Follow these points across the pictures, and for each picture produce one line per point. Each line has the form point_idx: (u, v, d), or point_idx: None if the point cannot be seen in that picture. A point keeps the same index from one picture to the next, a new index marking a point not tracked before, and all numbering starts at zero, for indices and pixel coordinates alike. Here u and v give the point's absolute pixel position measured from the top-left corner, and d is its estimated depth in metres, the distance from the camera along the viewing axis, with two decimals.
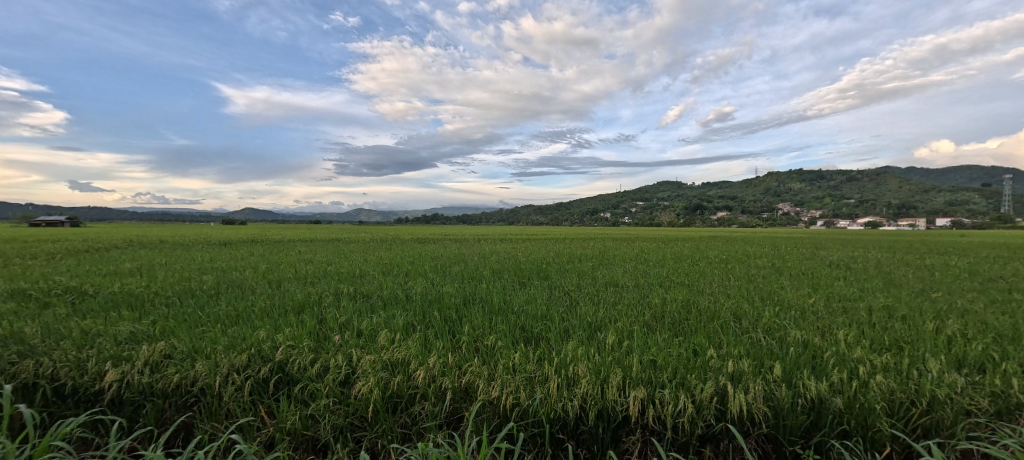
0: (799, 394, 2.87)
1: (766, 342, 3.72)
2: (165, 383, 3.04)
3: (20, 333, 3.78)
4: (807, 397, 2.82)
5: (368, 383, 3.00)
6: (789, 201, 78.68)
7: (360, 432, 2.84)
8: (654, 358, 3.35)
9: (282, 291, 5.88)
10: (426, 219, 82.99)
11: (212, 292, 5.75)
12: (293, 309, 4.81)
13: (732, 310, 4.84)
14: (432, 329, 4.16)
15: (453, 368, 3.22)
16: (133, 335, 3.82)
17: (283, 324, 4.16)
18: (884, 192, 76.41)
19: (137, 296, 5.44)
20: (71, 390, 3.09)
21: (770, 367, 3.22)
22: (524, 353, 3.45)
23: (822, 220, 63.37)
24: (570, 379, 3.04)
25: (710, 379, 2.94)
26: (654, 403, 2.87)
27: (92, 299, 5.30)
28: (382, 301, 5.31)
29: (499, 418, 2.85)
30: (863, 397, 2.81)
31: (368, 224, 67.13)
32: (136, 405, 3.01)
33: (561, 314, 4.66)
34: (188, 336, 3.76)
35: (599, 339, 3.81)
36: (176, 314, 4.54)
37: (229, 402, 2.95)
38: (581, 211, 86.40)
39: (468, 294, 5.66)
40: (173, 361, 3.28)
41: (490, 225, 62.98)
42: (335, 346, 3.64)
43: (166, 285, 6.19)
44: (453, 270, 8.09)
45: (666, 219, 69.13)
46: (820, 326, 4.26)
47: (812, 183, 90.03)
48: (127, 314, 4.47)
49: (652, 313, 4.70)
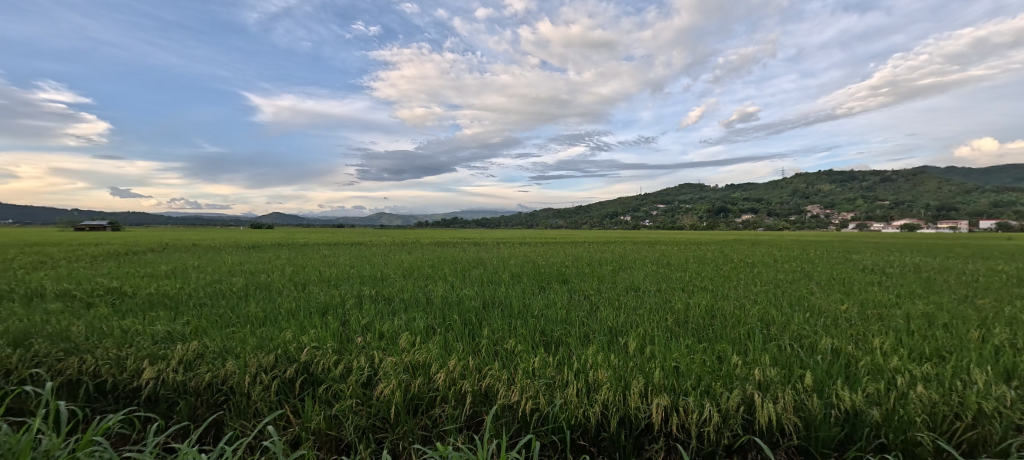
0: (832, 404, 2.81)
1: (794, 350, 3.65)
2: (198, 382, 3.19)
3: (67, 330, 3.99)
4: (840, 408, 2.76)
5: (390, 384, 3.08)
6: (819, 203, 76.12)
7: (382, 433, 2.91)
8: (677, 365, 3.32)
9: (308, 293, 6.06)
10: (445, 223, 83.86)
11: (242, 294, 5.96)
12: (318, 311, 4.97)
13: (758, 316, 4.76)
14: (453, 332, 4.22)
15: (473, 372, 3.27)
16: (169, 335, 4.00)
17: (308, 326, 4.28)
18: (922, 193, 73.13)
19: (172, 297, 5.69)
20: (112, 386, 3.24)
21: (799, 376, 3.15)
22: (544, 357, 3.47)
23: (855, 222, 61.13)
24: (591, 384, 3.06)
25: (736, 389, 2.91)
26: (677, 411, 2.84)
27: (130, 299, 5.55)
28: (404, 304, 5.40)
29: (518, 423, 2.89)
30: (901, 409, 2.72)
31: (388, 228, 68.49)
32: (170, 402, 3.16)
33: (581, 318, 4.66)
34: (218, 336, 3.93)
35: (620, 344, 3.80)
36: (208, 315, 4.74)
37: (257, 401, 3.07)
38: (602, 215, 85.67)
39: (488, 297, 5.71)
40: (206, 360, 3.43)
41: (507, 229, 63.47)
42: (357, 347, 3.74)
43: (199, 287, 6.41)
44: (472, 274, 8.20)
45: (688, 222, 68.02)
46: (853, 333, 4.14)
47: (842, 185, 87.42)
48: (164, 315, 4.67)
49: (675, 319, 4.65)
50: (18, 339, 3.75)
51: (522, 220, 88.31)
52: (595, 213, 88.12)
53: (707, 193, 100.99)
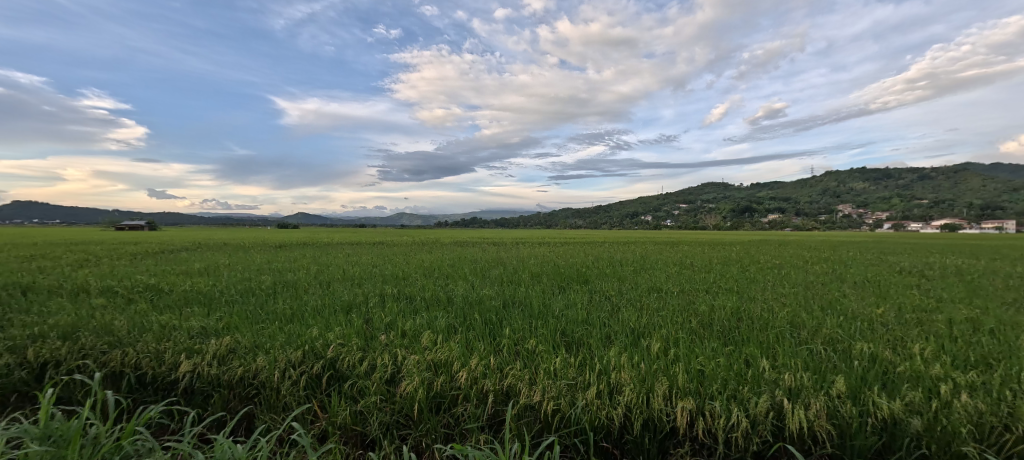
0: (868, 412, 2.72)
1: (827, 355, 3.53)
2: (231, 375, 3.30)
3: (110, 325, 4.18)
4: (878, 416, 2.66)
5: (413, 382, 3.12)
6: (850, 202, 73.54)
7: (406, 430, 2.96)
8: (702, 368, 3.26)
9: (332, 291, 6.19)
10: (465, 223, 84.32)
11: (270, 292, 6.13)
12: (342, 309, 5.07)
13: (787, 319, 4.63)
14: (474, 331, 4.24)
15: (495, 371, 3.28)
16: (203, 330, 4.15)
17: (333, 323, 4.37)
18: (963, 192, 69.82)
19: (205, 294, 5.89)
20: (151, 378, 3.37)
21: (832, 382, 3.05)
22: (565, 358, 3.46)
23: (889, 222, 58.80)
24: (614, 386, 3.03)
25: (764, 393, 2.84)
26: (704, 415, 2.80)
27: (167, 295, 5.78)
28: (425, 303, 5.46)
29: (540, 423, 2.89)
30: (944, 420, 2.60)
31: (409, 227, 69.31)
32: (205, 394, 3.28)
33: (602, 319, 4.62)
34: (249, 332, 4.05)
35: (643, 346, 3.75)
36: (239, 311, 4.89)
37: (286, 395, 3.16)
38: (623, 215, 84.82)
39: (508, 297, 5.73)
40: (238, 355, 3.54)
41: (527, 229, 63.40)
42: (381, 345, 3.80)
43: (230, 285, 6.62)
44: (492, 273, 8.22)
45: (712, 222, 66.61)
46: (890, 338, 3.98)
47: (876, 183, 84.18)
48: (198, 311, 4.84)
49: (699, 321, 4.56)
50: (66, 332, 3.95)
51: (543, 220, 88.09)
52: (616, 213, 87.21)
53: (732, 192, 98.71)
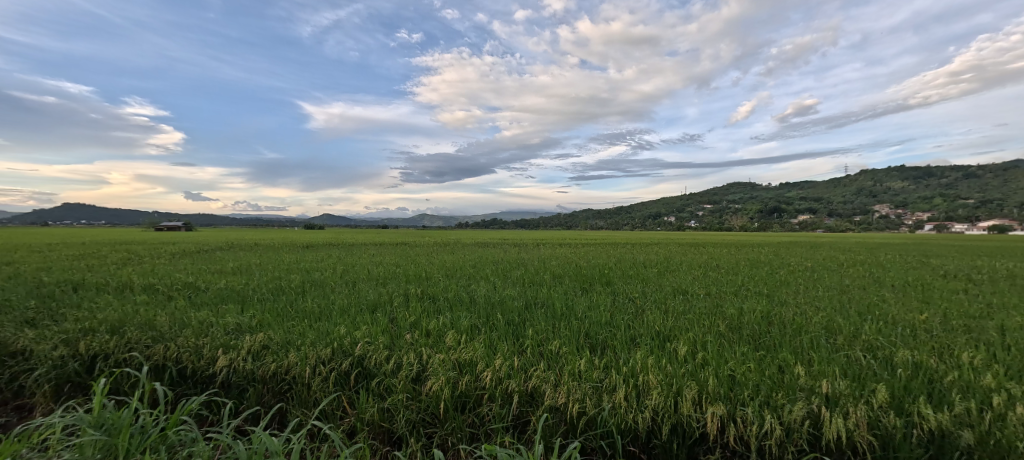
0: (913, 423, 2.60)
1: (866, 362, 3.40)
2: (264, 370, 3.40)
3: (153, 320, 4.37)
4: (924, 428, 2.54)
5: (438, 381, 3.14)
6: (887, 202, 70.55)
7: (432, 428, 2.99)
8: (733, 373, 3.18)
9: (358, 290, 6.32)
10: (487, 223, 84.68)
11: (299, 290, 6.29)
12: (368, 308, 5.17)
13: (821, 324, 4.48)
14: (497, 331, 4.25)
15: (520, 372, 3.28)
16: (238, 326, 4.29)
17: (360, 322, 4.46)
18: (1011, 191, 66.07)
19: (239, 292, 6.10)
20: (190, 372, 3.51)
21: (873, 390, 2.93)
22: (590, 360, 3.44)
23: (930, 223, 56.20)
24: (641, 389, 2.99)
25: (800, 401, 2.75)
26: (735, 421, 2.73)
27: (203, 293, 6.01)
28: (448, 303, 5.51)
29: (565, 424, 2.87)
30: (998, 433, 2.47)
31: (432, 228, 70.05)
32: (241, 388, 3.40)
33: (626, 321, 4.56)
34: (280, 329, 4.16)
35: (670, 349, 3.69)
36: (271, 309, 5.04)
37: (316, 391, 3.23)
38: (647, 215, 83.68)
39: (531, 298, 5.72)
40: (271, 351, 3.64)
41: (549, 230, 63.23)
42: (406, 344, 3.85)
43: (261, 283, 6.84)
44: (514, 274, 8.23)
45: (740, 223, 65.01)
46: (935, 345, 3.80)
47: (915, 182, 80.56)
48: (233, 308, 5.01)
49: (728, 325, 4.45)
50: (113, 326, 4.15)
51: (565, 221, 87.69)
52: (640, 214, 86.06)
53: (760, 192, 96.12)
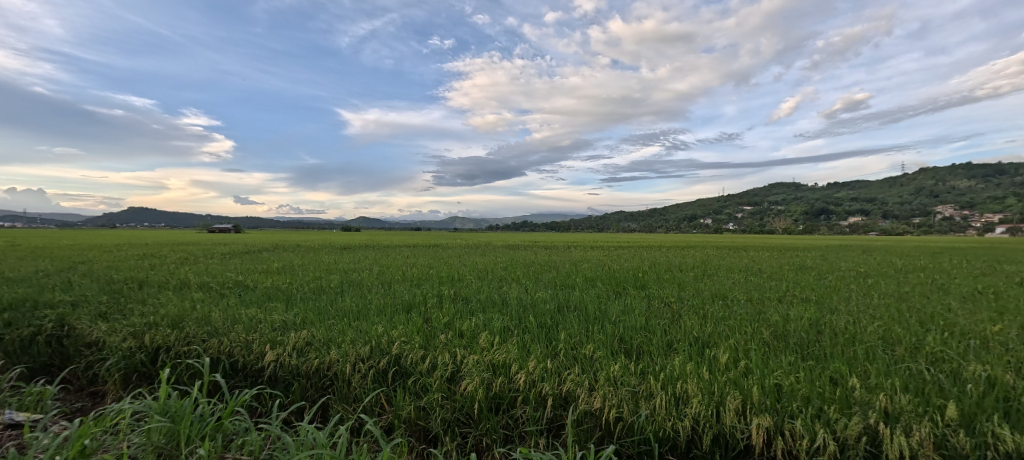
0: (987, 445, 2.45)
1: (930, 376, 3.21)
2: (308, 366, 3.55)
3: (207, 316, 4.65)
4: (1000, 449, 2.39)
5: (473, 381, 3.18)
6: (946, 203, 65.96)
7: (466, 428, 3.06)
8: (780, 383, 3.08)
9: (393, 291, 6.48)
10: (519, 225, 84.89)
11: (338, 290, 6.52)
12: (403, 308, 5.30)
13: (878, 334, 4.25)
14: (530, 334, 4.27)
15: (553, 375, 3.28)
16: (284, 323, 4.51)
17: (395, 322, 4.58)
18: None
19: (283, 290, 6.39)
20: (242, 365, 3.73)
21: (939, 407, 2.77)
22: (625, 364, 3.41)
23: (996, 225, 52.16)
24: (679, 396, 2.94)
25: (855, 416, 2.63)
26: (783, 434, 2.66)
27: (251, 291, 6.33)
28: (481, 304, 5.58)
29: (601, 430, 2.87)
30: None
31: (465, 231, 70.85)
32: (287, 382, 3.58)
33: (662, 326, 4.49)
34: (322, 327, 4.34)
35: (710, 356, 3.60)
36: (313, 307, 5.25)
37: (356, 388, 3.37)
38: (683, 217, 81.61)
39: (563, 301, 5.70)
40: (314, 347, 3.80)
41: (581, 232, 62.73)
42: (441, 344, 3.92)
43: (303, 283, 7.13)
44: (546, 277, 8.22)
45: (781, 225, 62.43)
46: (1012, 360, 3.53)
47: (979, 182, 74.98)
48: (279, 306, 5.26)
49: (773, 332, 4.30)
50: (174, 321, 4.44)
51: (597, 223, 86.75)
52: (675, 216, 84.05)
53: (804, 193, 91.92)
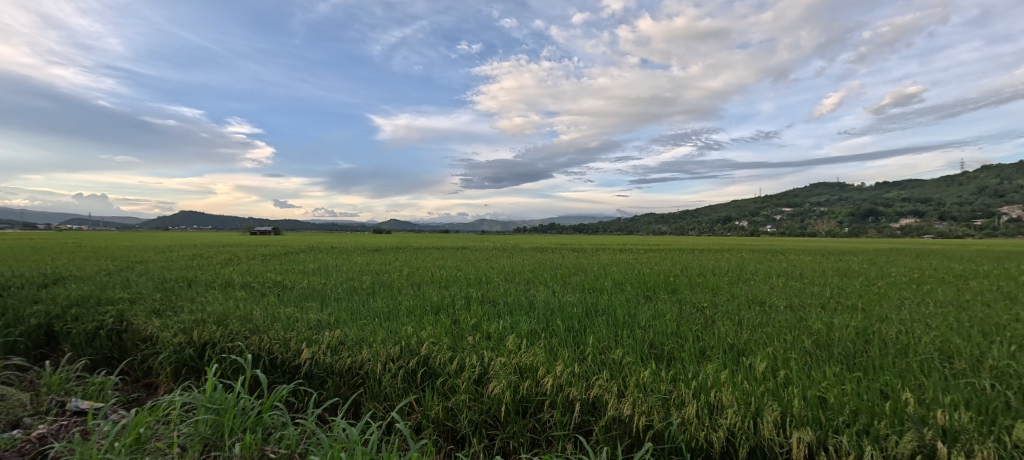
0: None
1: (994, 392, 3.05)
2: (341, 365, 3.68)
3: (250, 314, 4.88)
4: None
5: (500, 384, 3.21)
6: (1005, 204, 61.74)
7: (494, 430, 3.12)
8: (823, 395, 2.99)
9: (423, 293, 6.61)
10: (547, 227, 84.73)
11: (369, 291, 6.71)
12: (431, 310, 5.41)
13: (936, 345, 4.03)
14: (557, 338, 4.28)
15: (580, 380, 3.28)
16: (319, 322, 4.68)
17: (424, 323, 4.69)
18: None
19: (318, 291, 6.63)
20: (280, 362, 3.91)
21: (1004, 426, 2.63)
22: (654, 371, 3.39)
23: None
24: (712, 405, 2.90)
25: (909, 433, 2.53)
26: (827, 449, 2.59)
27: (289, 291, 6.59)
28: (508, 307, 5.63)
29: (630, 437, 2.88)
30: None
31: (492, 233, 71.26)
32: (321, 379, 3.73)
33: (694, 332, 4.41)
34: (353, 327, 4.48)
35: (745, 364, 3.53)
36: (346, 308, 5.43)
37: (387, 387, 3.48)
38: (715, 219, 79.53)
39: (591, 305, 5.69)
40: (347, 346, 3.94)
41: (610, 235, 62.04)
42: (468, 346, 3.98)
43: (337, 284, 7.36)
44: (573, 280, 8.19)
45: (820, 228, 59.94)
46: None
47: None
48: (313, 305, 5.46)
49: (816, 342, 4.16)
50: (219, 318, 4.68)
51: (626, 225, 85.60)
52: (707, 218, 81.98)
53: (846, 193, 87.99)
